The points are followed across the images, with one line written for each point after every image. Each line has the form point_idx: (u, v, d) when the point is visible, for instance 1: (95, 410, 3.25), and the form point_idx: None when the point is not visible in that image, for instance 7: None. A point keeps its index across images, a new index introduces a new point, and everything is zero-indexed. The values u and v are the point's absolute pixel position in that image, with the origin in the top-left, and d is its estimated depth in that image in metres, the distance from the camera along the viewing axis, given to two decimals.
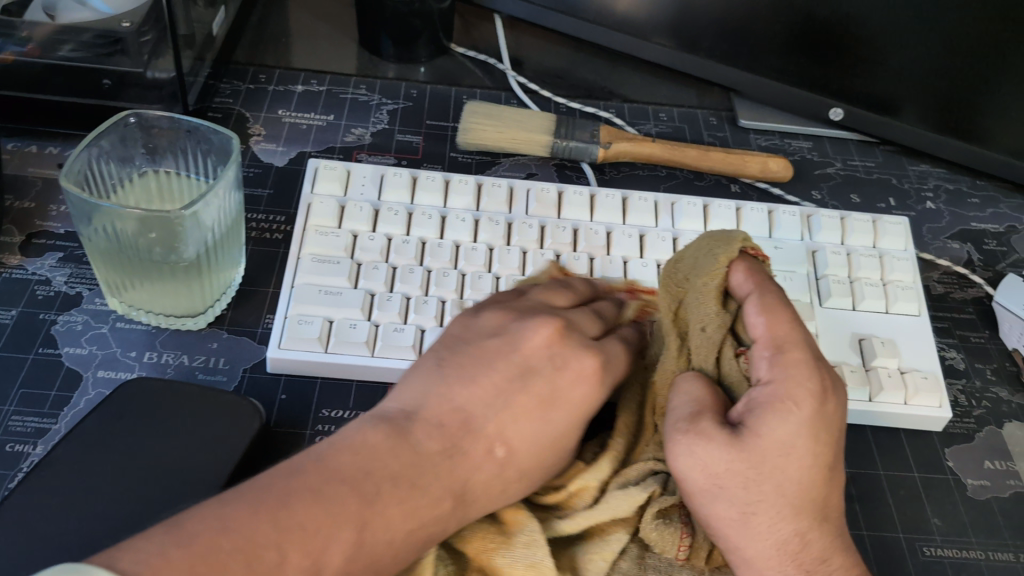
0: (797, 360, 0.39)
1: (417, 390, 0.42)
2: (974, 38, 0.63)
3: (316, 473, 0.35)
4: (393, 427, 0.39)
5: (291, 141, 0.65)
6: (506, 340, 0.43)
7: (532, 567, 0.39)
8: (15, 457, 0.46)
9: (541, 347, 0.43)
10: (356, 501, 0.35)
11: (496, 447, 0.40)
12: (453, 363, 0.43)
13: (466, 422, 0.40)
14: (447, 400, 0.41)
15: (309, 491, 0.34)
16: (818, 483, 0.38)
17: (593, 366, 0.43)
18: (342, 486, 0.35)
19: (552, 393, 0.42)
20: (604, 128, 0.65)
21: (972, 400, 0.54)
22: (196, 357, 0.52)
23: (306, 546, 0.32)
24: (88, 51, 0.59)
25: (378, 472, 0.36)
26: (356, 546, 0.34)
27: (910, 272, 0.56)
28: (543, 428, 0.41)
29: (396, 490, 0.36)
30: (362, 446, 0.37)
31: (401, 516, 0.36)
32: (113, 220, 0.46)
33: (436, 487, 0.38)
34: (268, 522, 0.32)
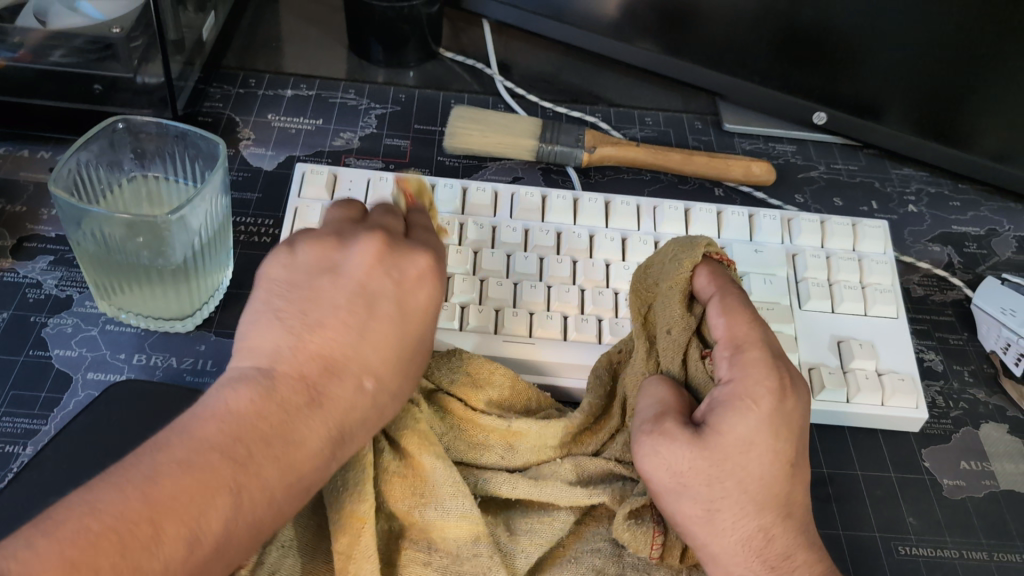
0: (755, 359, 0.40)
1: (260, 345, 0.34)
2: (955, 43, 0.63)
3: (181, 444, 0.30)
4: (257, 386, 0.33)
5: (280, 146, 0.65)
6: (331, 268, 0.37)
7: (464, 518, 0.41)
8: (6, 458, 0.47)
9: (372, 265, 0.37)
10: (227, 467, 0.30)
11: (365, 378, 0.35)
12: (287, 307, 0.36)
13: (326, 364, 0.34)
14: (300, 346, 0.34)
15: (177, 462, 0.30)
16: (780, 479, 0.39)
17: (428, 278, 0.38)
18: (212, 454, 0.30)
19: (401, 308, 0.37)
20: (589, 133, 0.66)
21: (949, 402, 0.55)
22: (184, 359, 0.53)
23: (180, 524, 0.28)
24: (79, 56, 0.60)
25: (250, 438, 0.31)
26: (236, 508, 0.30)
27: (888, 275, 0.56)
28: (401, 343, 0.37)
29: (267, 448, 0.31)
30: (230, 414, 0.32)
31: (279, 473, 0.32)
32: (101, 226, 0.46)
33: (312, 436, 0.33)
34: (136, 496, 0.28)
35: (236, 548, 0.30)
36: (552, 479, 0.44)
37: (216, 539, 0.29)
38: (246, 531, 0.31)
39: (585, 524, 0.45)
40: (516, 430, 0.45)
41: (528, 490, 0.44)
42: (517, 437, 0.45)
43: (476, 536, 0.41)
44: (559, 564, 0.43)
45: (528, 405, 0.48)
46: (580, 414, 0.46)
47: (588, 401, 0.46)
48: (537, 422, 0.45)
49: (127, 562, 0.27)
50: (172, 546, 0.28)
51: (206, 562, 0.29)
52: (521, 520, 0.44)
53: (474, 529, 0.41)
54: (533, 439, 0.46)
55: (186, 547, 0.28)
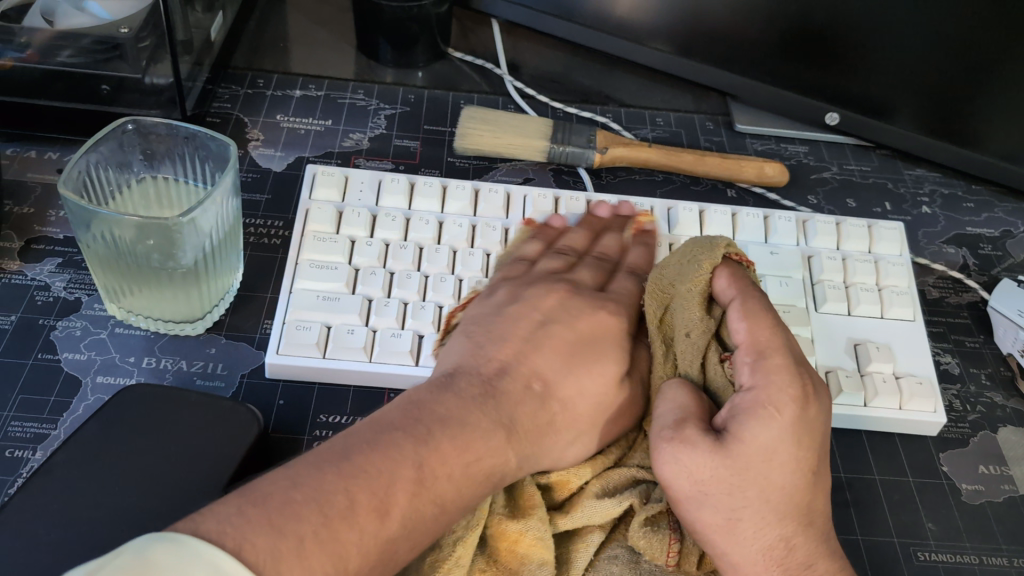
0: (778, 365, 0.40)
1: (451, 359, 0.44)
2: (970, 43, 0.63)
3: (368, 430, 0.36)
4: (436, 383, 0.40)
5: (289, 147, 0.65)
6: (511, 301, 0.48)
7: (539, 540, 0.41)
8: (15, 463, 0.47)
9: (556, 305, 0.47)
10: (411, 444, 0.35)
11: (533, 381, 0.42)
12: (477, 330, 0.46)
13: (504, 368, 0.42)
14: (486, 355, 0.43)
15: (367, 443, 0.35)
16: (801, 487, 0.38)
17: (604, 314, 0.47)
18: (396, 433, 0.36)
19: (580, 337, 0.46)
20: (601, 133, 0.65)
21: (966, 405, 0.55)
22: (194, 362, 0.52)
23: (373, 498, 0.33)
24: (86, 57, 0.59)
25: (428, 417, 0.37)
26: (419, 485, 0.35)
27: (905, 278, 0.56)
28: (577, 357, 0.45)
29: (447, 429, 0.37)
30: (412, 401, 0.38)
31: (457, 454, 0.36)
32: (110, 228, 0.46)
33: (483, 419, 0.39)
34: (332, 474, 0.33)
35: (424, 527, 0.35)
36: (581, 501, 0.42)
37: (404, 508, 0.34)
38: (432, 508, 0.35)
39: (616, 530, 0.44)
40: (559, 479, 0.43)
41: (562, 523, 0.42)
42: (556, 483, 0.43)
43: (544, 560, 0.41)
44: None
45: None
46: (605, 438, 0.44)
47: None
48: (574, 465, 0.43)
49: (331, 532, 0.31)
50: (366, 518, 0.32)
51: (398, 532, 0.34)
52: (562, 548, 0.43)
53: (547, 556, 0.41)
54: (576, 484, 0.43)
55: (377, 519, 0.33)
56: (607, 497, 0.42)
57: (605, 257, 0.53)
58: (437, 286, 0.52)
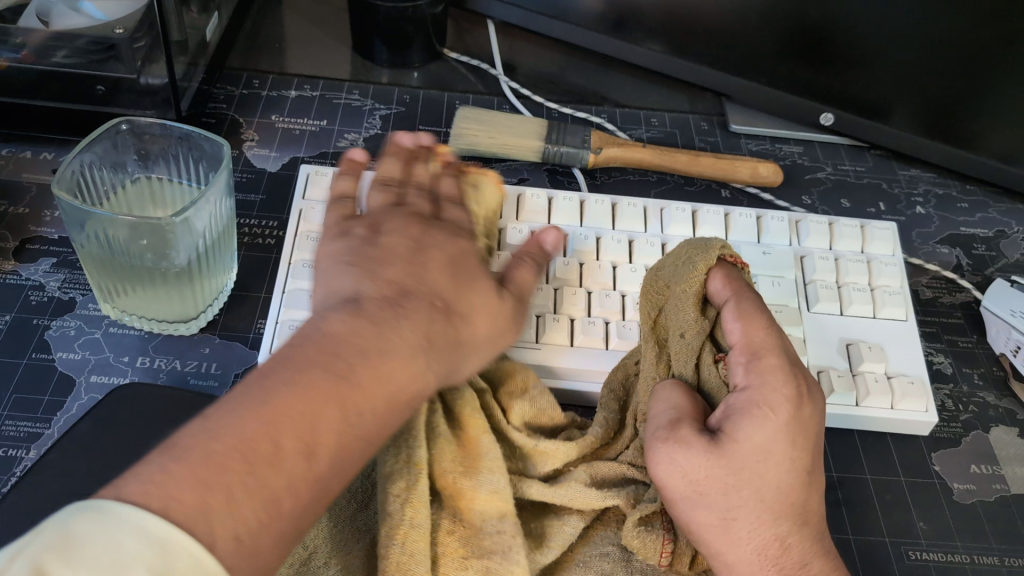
0: (771, 366, 0.40)
1: (341, 286, 0.38)
2: (965, 43, 0.63)
3: (282, 368, 0.32)
4: (345, 310, 0.36)
5: (284, 147, 0.65)
6: (375, 235, 0.42)
7: (495, 493, 0.41)
8: (9, 461, 0.47)
9: (416, 236, 0.42)
10: (330, 380, 0.33)
11: (436, 299, 0.39)
12: (356, 259, 0.40)
13: (402, 289, 0.38)
14: (382, 279, 0.38)
15: (284, 382, 0.32)
16: (795, 487, 0.39)
17: (463, 239, 0.44)
18: (315, 371, 0.33)
19: (451, 257, 0.42)
20: (595, 133, 0.65)
21: (958, 405, 0.55)
22: (188, 361, 0.53)
23: (297, 438, 0.31)
24: (81, 57, 0.60)
25: (346, 349, 0.34)
26: (344, 421, 0.32)
27: (897, 277, 0.56)
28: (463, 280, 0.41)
29: (366, 359, 0.34)
30: (323, 334, 0.34)
31: (379, 385, 0.34)
32: (105, 227, 0.46)
33: (404, 343, 0.35)
34: (251, 419, 0.30)
35: (351, 463, 0.33)
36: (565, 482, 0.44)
37: (332, 448, 0.32)
38: (359, 441, 0.33)
39: (596, 526, 0.44)
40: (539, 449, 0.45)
41: (541, 493, 0.43)
42: (541, 455, 0.45)
43: (503, 514, 0.41)
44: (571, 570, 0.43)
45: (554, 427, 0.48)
46: (599, 428, 0.46)
47: (601, 414, 0.47)
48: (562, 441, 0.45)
49: (257, 480, 0.29)
50: (293, 461, 0.31)
51: (327, 470, 0.32)
52: (538, 524, 0.44)
53: (503, 509, 0.41)
54: (556, 457, 0.45)
55: (304, 462, 0.31)
56: (594, 487, 0.44)
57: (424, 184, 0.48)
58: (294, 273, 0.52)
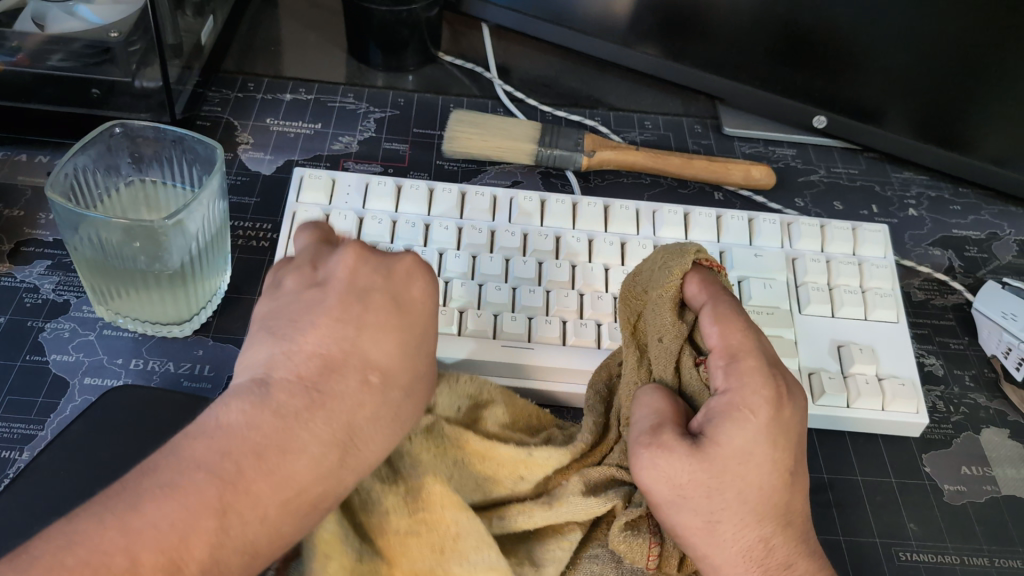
0: (751, 368, 0.40)
1: (256, 361, 0.37)
2: (957, 46, 0.63)
3: (167, 469, 0.31)
4: (251, 399, 0.34)
5: (279, 150, 0.65)
6: (319, 278, 0.40)
7: (492, 568, 0.40)
8: (2, 463, 0.47)
9: (353, 274, 0.39)
10: (215, 487, 0.31)
11: (369, 372, 0.37)
12: (277, 321, 0.38)
13: (327, 363, 0.36)
14: (302, 350, 0.37)
15: (162, 489, 0.30)
16: (779, 489, 0.39)
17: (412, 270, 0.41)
18: (200, 475, 0.31)
19: (396, 298, 0.39)
20: (588, 136, 0.65)
21: (949, 406, 0.55)
22: (182, 364, 0.53)
23: (161, 552, 0.29)
24: (76, 61, 0.60)
25: (239, 450, 0.32)
26: (221, 533, 0.31)
27: (888, 280, 0.56)
28: (401, 338, 0.39)
29: (260, 462, 0.33)
30: (221, 429, 0.33)
31: (271, 489, 0.32)
32: (98, 230, 0.46)
33: (311, 442, 0.34)
34: (114, 530, 0.29)
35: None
36: (563, 497, 0.44)
37: (203, 564, 0.30)
38: (238, 556, 0.31)
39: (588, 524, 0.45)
40: (529, 461, 0.45)
41: (543, 517, 0.43)
42: (535, 466, 0.45)
43: None
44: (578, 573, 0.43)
45: (528, 424, 0.50)
46: (586, 433, 0.46)
47: (590, 419, 0.47)
48: (556, 452, 0.45)
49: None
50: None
51: None
52: (541, 550, 0.43)
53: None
54: (546, 467, 0.45)
55: None
56: (590, 496, 0.43)
57: None
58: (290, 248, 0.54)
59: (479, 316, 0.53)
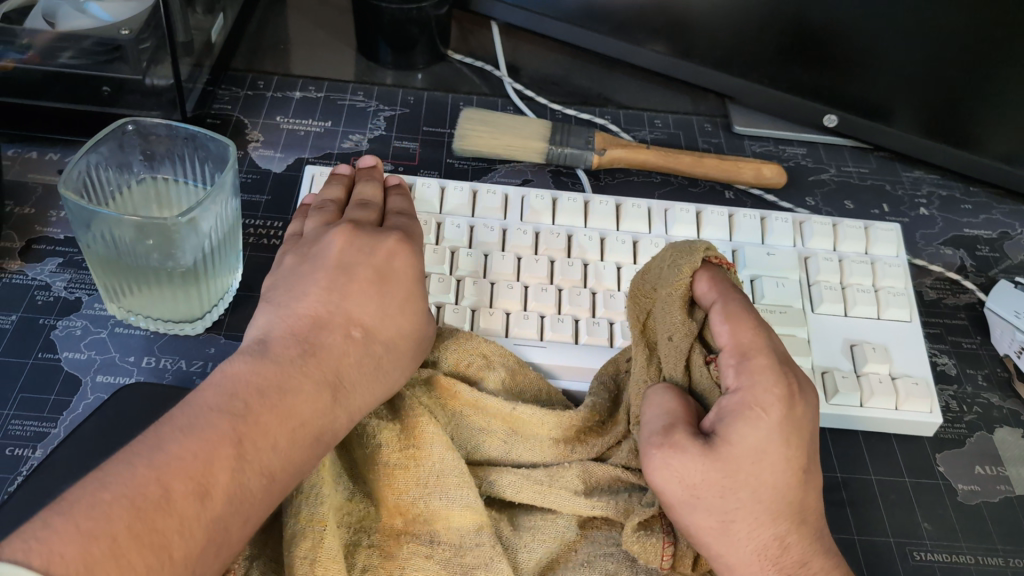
0: (763, 366, 0.40)
1: (255, 326, 0.41)
2: (969, 45, 0.63)
3: (183, 414, 0.34)
4: (250, 355, 0.38)
5: (289, 148, 0.65)
6: (312, 253, 0.45)
7: (468, 507, 0.42)
8: (15, 461, 0.47)
9: (344, 245, 0.44)
10: (228, 421, 0.34)
11: (352, 329, 0.41)
12: (276, 294, 0.43)
13: (316, 322, 0.41)
14: (295, 314, 0.41)
15: (180, 429, 0.33)
16: (793, 486, 0.39)
17: (396, 237, 0.45)
18: (213, 415, 0.34)
19: (379, 270, 0.44)
20: (599, 135, 0.65)
21: (963, 406, 0.55)
22: (194, 362, 0.53)
23: (187, 479, 0.32)
24: (87, 58, 0.60)
25: (246, 391, 0.36)
26: (240, 459, 0.34)
27: (901, 278, 0.56)
28: (383, 298, 0.43)
29: (264, 398, 0.36)
30: (226, 376, 0.36)
31: (279, 422, 0.36)
32: (110, 227, 0.46)
33: (307, 382, 0.38)
34: (143, 468, 0.31)
35: (251, 500, 0.34)
36: (559, 481, 0.44)
37: (227, 488, 0.33)
38: (259, 481, 0.34)
39: (594, 526, 0.45)
40: (517, 415, 0.46)
41: (532, 484, 0.44)
42: (522, 421, 0.46)
43: (479, 525, 0.42)
44: (570, 567, 0.43)
45: (537, 395, 0.50)
46: (584, 409, 0.47)
47: (592, 400, 0.48)
48: (541, 410, 0.46)
49: (145, 524, 0.30)
50: (184, 502, 0.31)
51: (223, 510, 0.33)
52: (524, 517, 0.45)
53: (479, 519, 0.42)
54: (536, 426, 0.46)
55: (197, 502, 0.32)
56: (582, 495, 0.44)
57: (368, 203, 0.49)
58: None
59: (491, 314, 0.52)
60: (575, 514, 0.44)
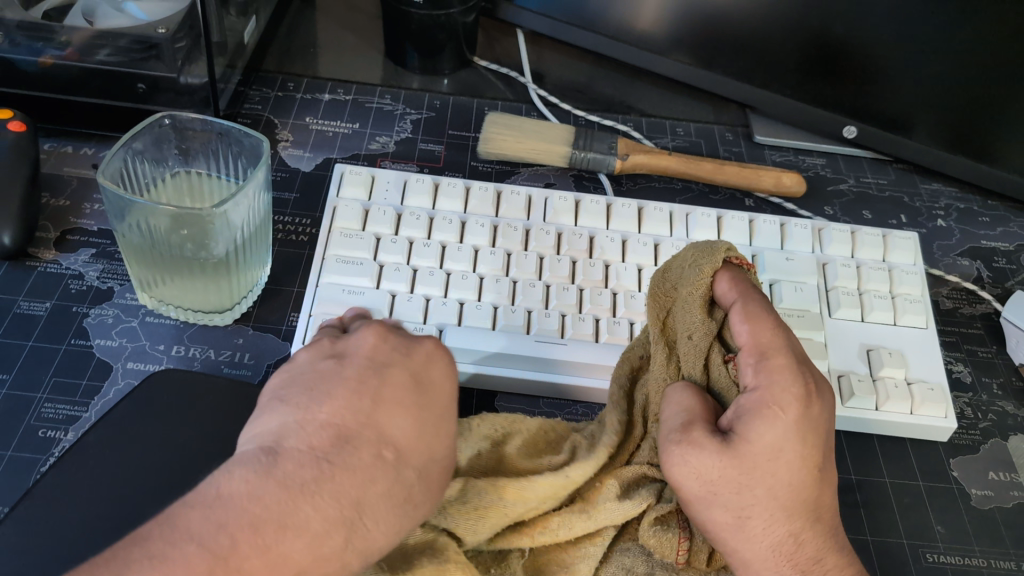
0: (780, 366, 0.41)
1: (266, 428, 0.36)
2: (990, 59, 0.64)
3: (158, 537, 0.30)
4: (256, 468, 0.33)
5: (318, 148, 0.67)
6: (338, 351, 0.40)
7: None
8: (48, 442, 0.48)
9: (372, 351, 0.40)
10: (205, 563, 0.29)
11: (383, 449, 0.36)
12: (292, 389, 0.38)
13: (339, 434, 0.35)
14: (313, 420, 0.36)
15: (149, 558, 0.29)
16: (808, 484, 0.40)
17: (434, 347, 0.41)
18: (189, 546, 0.30)
19: (415, 379, 0.39)
20: (621, 140, 0.67)
21: (977, 413, 0.55)
22: (223, 351, 0.54)
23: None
24: (123, 56, 0.61)
25: (237, 522, 0.31)
26: None
27: (918, 286, 0.57)
28: (416, 415, 0.38)
29: (257, 537, 0.31)
30: (220, 497, 0.32)
31: (266, 567, 0.31)
32: (146, 217, 0.47)
33: (315, 518, 0.33)
34: None
35: None
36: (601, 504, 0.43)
37: None
38: None
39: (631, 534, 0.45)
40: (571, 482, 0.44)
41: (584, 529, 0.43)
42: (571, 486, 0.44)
43: None
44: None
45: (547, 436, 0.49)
46: (612, 433, 0.46)
47: (613, 416, 0.47)
48: (587, 466, 0.44)
49: None
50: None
51: None
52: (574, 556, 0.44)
53: None
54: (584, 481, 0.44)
55: None
56: (626, 497, 0.43)
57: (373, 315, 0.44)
58: (339, 242, 0.55)
59: (513, 312, 0.53)
60: (617, 523, 0.43)
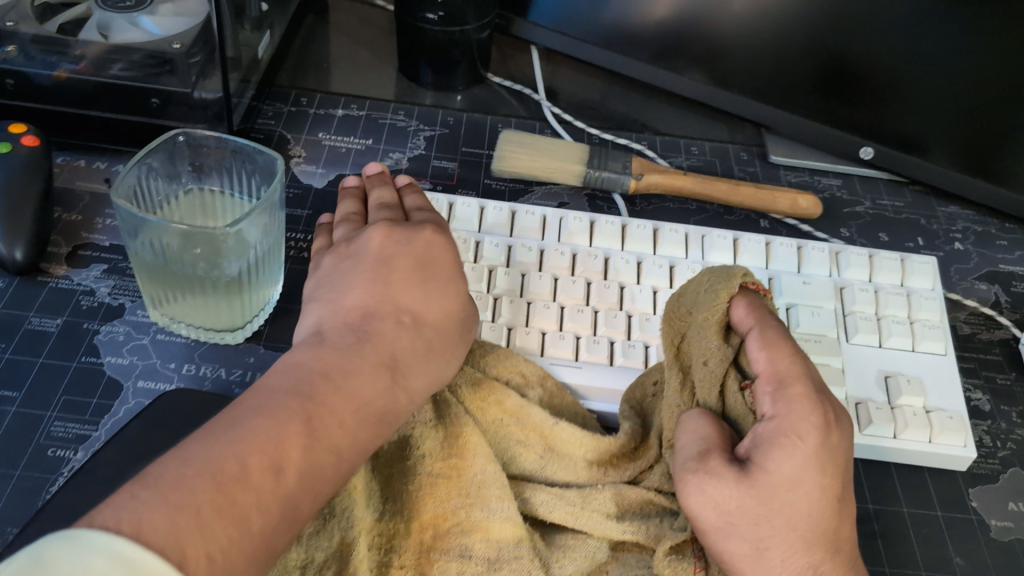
0: (799, 394, 0.40)
1: (307, 322, 0.43)
2: (1008, 82, 0.63)
3: (254, 399, 0.35)
4: (308, 347, 0.39)
5: (330, 164, 0.66)
6: (352, 251, 0.46)
7: (508, 519, 0.43)
8: (57, 462, 0.48)
9: (381, 243, 0.45)
10: (298, 402, 0.35)
11: (402, 316, 0.43)
12: (322, 290, 0.45)
13: (365, 313, 0.42)
14: (342, 305, 0.42)
15: (258, 411, 0.34)
16: (828, 515, 0.39)
17: (434, 230, 0.47)
18: (283, 399, 0.35)
19: (420, 261, 0.45)
20: (637, 160, 0.66)
21: (996, 442, 0.55)
22: (233, 370, 0.53)
23: (264, 457, 0.32)
24: (138, 70, 0.61)
25: (310, 377, 0.37)
26: (310, 437, 0.34)
27: (937, 311, 0.56)
28: (425, 286, 0.44)
29: (328, 381, 0.37)
30: (290, 366, 0.37)
31: (344, 402, 0.37)
32: (159, 235, 0.47)
33: (364, 365, 0.39)
34: (223, 444, 0.32)
35: (323, 477, 0.35)
36: (590, 491, 0.45)
37: (300, 466, 0.33)
38: (329, 458, 0.35)
39: (626, 549, 0.44)
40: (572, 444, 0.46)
41: (560, 505, 0.44)
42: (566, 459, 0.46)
43: (519, 537, 0.42)
44: None
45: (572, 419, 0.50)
46: (622, 435, 0.47)
47: (627, 423, 0.48)
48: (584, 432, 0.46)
49: (225, 498, 0.30)
50: (261, 477, 0.32)
51: (296, 487, 0.33)
52: (558, 536, 0.45)
53: (519, 533, 0.43)
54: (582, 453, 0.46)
55: (273, 476, 0.32)
56: (616, 518, 0.44)
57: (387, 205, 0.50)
58: None
59: (528, 333, 0.53)
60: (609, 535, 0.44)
